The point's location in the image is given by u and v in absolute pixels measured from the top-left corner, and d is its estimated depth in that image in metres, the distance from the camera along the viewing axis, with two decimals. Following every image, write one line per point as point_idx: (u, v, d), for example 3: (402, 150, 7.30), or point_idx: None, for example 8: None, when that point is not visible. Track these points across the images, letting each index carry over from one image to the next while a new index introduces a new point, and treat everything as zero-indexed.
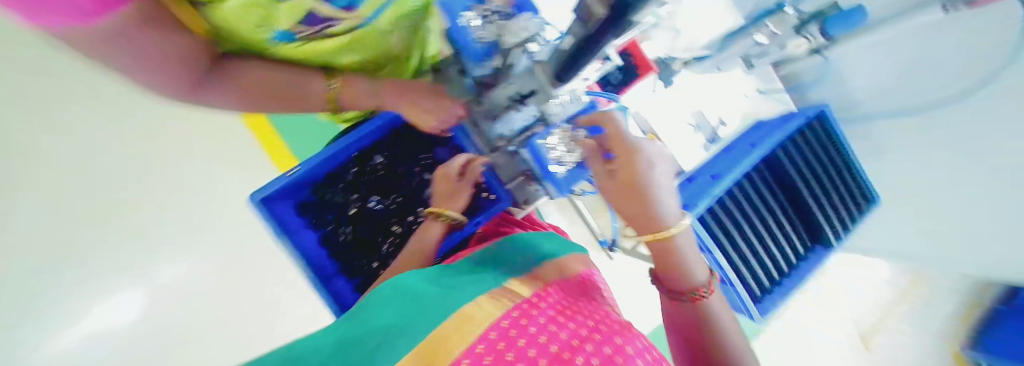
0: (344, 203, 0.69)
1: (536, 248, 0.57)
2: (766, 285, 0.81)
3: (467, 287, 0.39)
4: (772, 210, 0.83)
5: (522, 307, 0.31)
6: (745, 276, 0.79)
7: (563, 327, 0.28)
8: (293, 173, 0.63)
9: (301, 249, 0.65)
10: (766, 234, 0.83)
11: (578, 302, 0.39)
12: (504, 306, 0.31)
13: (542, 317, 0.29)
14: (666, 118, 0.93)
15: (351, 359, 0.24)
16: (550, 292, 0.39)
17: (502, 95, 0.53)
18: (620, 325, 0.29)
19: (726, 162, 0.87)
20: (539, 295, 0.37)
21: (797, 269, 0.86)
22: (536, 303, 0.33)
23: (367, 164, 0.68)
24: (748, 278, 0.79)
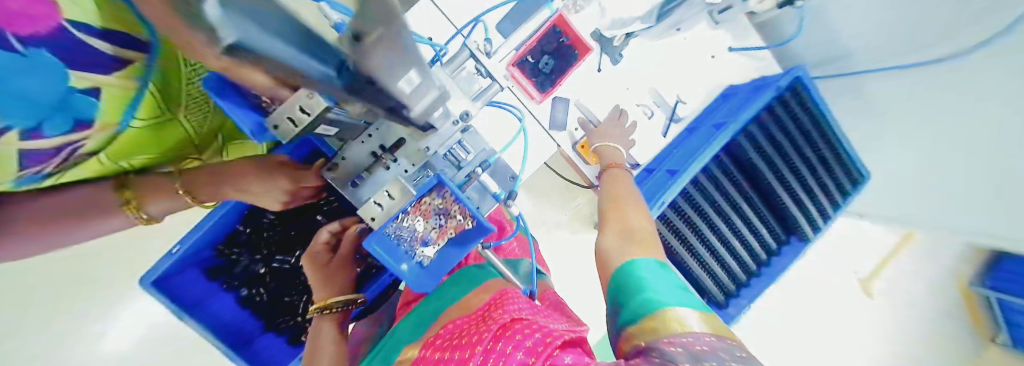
0: (250, 264, 0.65)
1: (469, 272, 0.57)
2: (726, 288, 0.79)
3: None
4: (736, 206, 0.76)
5: None
6: (703, 278, 0.76)
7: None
8: (176, 251, 0.58)
9: (211, 322, 0.63)
10: (728, 232, 0.77)
11: (482, 315, 0.42)
12: None
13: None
14: (611, 102, 0.81)
15: None
16: (455, 320, 0.43)
17: (361, 152, 0.44)
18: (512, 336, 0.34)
19: (682, 156, 0.78)
20: (444, 331, 0.41)
21: (768, 264, 0.81)
22: (437, 350, 0.37)
23: (262, 223, 0.63)
24: (702, 283, 0.77)
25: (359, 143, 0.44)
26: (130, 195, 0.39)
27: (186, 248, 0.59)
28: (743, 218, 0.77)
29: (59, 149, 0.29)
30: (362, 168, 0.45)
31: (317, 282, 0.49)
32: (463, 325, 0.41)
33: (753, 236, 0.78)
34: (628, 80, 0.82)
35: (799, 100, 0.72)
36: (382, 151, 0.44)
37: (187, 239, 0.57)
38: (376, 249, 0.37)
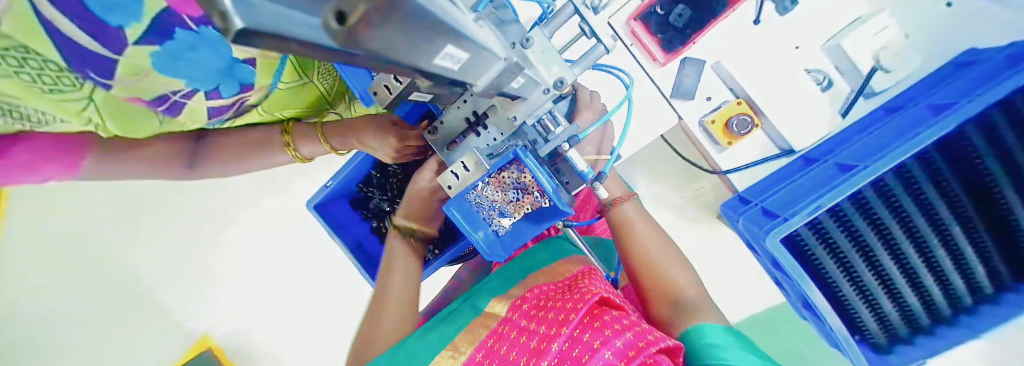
0: (379, 203, 0.79)
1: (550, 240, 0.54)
2: (887, 330, 0.58)
3: (446, 323, 0.42)
4: (941, 230, 0.50)
5: (486, 346, 0.36)
6: (855, 305, 0.57)
7: (528, 337, 0.35)
8: (332, 185, 0.77)
9: (354, 243, 0.80)
10: (920, 263, 0.52)
11: (556, 292, 0.41)
12: (467, 353, 0.36)
13: (504, 347, 0.35)
14: (760, 67, 0.62)
15: None
16: (533, 289, 0.42)
17: (457, 118, 0.45)
18: (581, 344, 0.33)
19: (868, 146, 0.55)
20: (516, 302, 0.40)
21: (974, 314, 0.52)
22: (503, 325, 0.38)
23: (389, 170, 0.76)
24: (850, 318, 0.59)
25: (455, 108, 0.45)
26: (290, 140, 0.49)
27: (337, 183, 0.77)
28: (950, 248, 0.51)
29: (235, 102, 0.39)
30: (456, 133, 0.46)
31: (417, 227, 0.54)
32: (535, 299, 0.40)
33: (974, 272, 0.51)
34: (795, 37, 0.60)
35: None
36: (474, 117, 0.44)
37: (338, 176, 0.74)
38: (454, 212, 0.38)
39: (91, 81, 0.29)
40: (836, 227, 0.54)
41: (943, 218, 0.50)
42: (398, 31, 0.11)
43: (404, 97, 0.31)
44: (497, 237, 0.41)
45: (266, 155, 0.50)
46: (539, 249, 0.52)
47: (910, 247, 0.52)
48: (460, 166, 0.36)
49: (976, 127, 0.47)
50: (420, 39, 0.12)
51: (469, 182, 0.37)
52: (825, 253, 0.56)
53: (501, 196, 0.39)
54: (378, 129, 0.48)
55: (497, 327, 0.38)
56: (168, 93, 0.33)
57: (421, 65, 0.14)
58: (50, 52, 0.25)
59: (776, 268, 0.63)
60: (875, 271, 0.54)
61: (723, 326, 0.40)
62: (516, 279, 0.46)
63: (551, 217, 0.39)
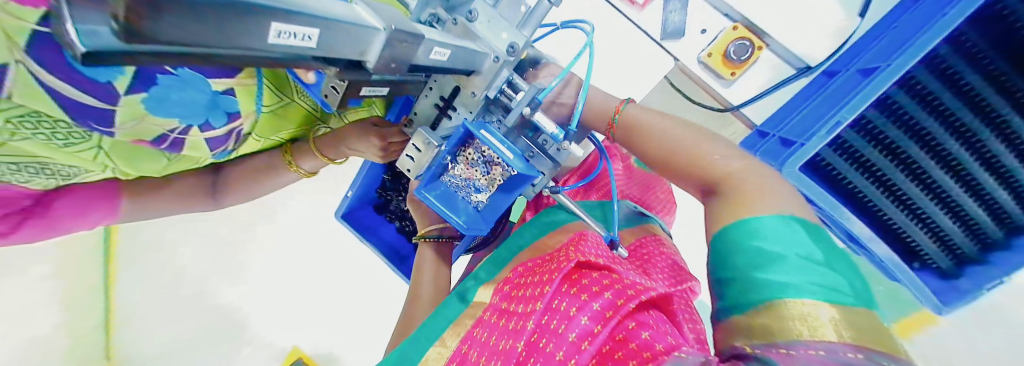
0: (396, 203, 0.84)
1: (543, 219, 0.53)
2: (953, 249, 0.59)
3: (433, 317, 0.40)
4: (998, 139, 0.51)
5: (469, 336, 0.35)
6: (903, 225, 0.61)
7: (508, 317, 0.35)
8: (352, 193, 0.83)
9: (381, 244, 0.86)
10: (975, 170, 0.53)
11: (537, 264, 0.41)
12: (451, 347, 0.35)
13: (482, 333, 0.35)
14: None
15: None
16: (517, 268, 0.42)
17: (427, 106, 0.46)
18: (554, 314, 0.33)
19: (891, 44, 0.53)
20: (498, 286, 0.40)
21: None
22: (484, 311, 0.37)
23: (399, 170, 0.80)
24: (908, 239, 0.61)
25: (423, 97, 0.46)
26: (291, 160, 0.53)
27: (356, 191, 0.82)
28: (1014, 147, 0.50)
29: (230, 133, 0.44)
30: (430, 120, 0.47)
31: (421, 217, 0.55)
32: (514, 279, 0.40)
33: None
34: None
35: None
36: (442, 102, 0.45)
37: (354, 184, 0.80)
38: (427, 197, 0.39)
39: (96, 131, 0.34)
40: (871, 151, 0.57)
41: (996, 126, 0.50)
42: (193, 19, 0.12)
43: (351, 94, 0.33)
44: (477, 212, 0.42)
45: (271, 175, 0.54)
46: (527, 234, 0.51)
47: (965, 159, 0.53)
48: (412, 149, 0.36)
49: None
50: (226, 22, 0.13)
51: (425, 163, 0.37)
52: (865, 176, 0.59)
53: (471, 172, 0.40)
54: (361, 132, 0.50)
55: (478, 314, 0.38)
56: (165, 132, 0.38)
57: (265, 47, 0.16)
58: (57, 113, 0.30)
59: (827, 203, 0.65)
60: (924, 188, 0.57)
61: (802, 221, 0.28)
62: (503, 266, 0.46)
63: (524, 179, 0.39)
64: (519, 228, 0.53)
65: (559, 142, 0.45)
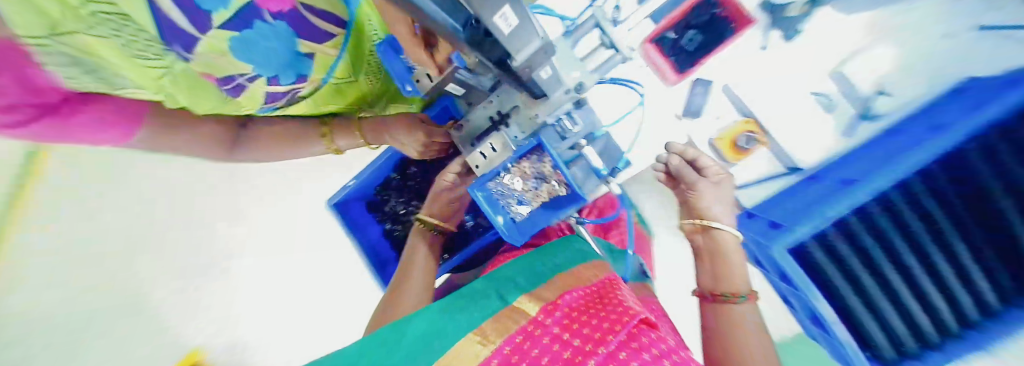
0: (395, 205, 0.82)
1: (570, 253, 0.61)
2: (903, 344, 0.58)
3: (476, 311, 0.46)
4: (956, 247, 0.52)
5: (514, 342, 0.39)
6: (862, 319, 0.59)
7: (562, 347, 0.38)
8: (353, 184, 0.79)
9: (366, 243, 0.81)
10: (927, 274, 0.54)
11: (586, 308, 0.45)
12: (496, 343, 0.39)
13: (529, 350, 0.38)
14: (767, 88, 0.66)
15: None
16: (564, 297, 0.47)
17: (482, 117, 0.49)
18: (605, 355, 0.36)
19: (870, 163, 0.58)
20: (547, 306, 0.45)
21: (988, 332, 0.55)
22: (532, 329, 0.41)
23: (409, 172, 0.79)
24: (867, 334, 0.59)
25: (480, 108, 0.48)
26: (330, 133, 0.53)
27: (358, 182, 0.79)
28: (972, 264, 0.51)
29: (289, 92, 0.43)
30: (481, 131, 0.50)
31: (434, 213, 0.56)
32: (564, 311, 0.44)
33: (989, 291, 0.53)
34: (799, 63, 0.65)
35: None
36: (498, 116, 0.48)
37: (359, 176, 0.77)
38: (478, 195, 0.40)
39: (173, 53, 0.32)
40: (845, 243, 0.56)
41: (960, 232, 0.51)
42: None
43: None
44: (514, 223, 0.44)
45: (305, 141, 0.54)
46: (554, 263, 0.58)
47: (928, 262, 0.53)
48: (489, 147, 0.40)
49: (978, 148, 0.48)
50: None
51: (495, 162, 0.41)
52: (835, 267, 0.57)
53: (523, 182, 0.42)
54: (408, 125, 0.51)
55: (527, 326, 0.41)
56: (236, 75, 0.37)
57: (479, 19, 0.17)
58: (147, 27, 0.29)
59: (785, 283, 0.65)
60: (887, 283, 0.56)
61: None
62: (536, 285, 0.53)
63: (570, 200, 0.40)
64: (543, 251, 0.62)
65: (599, 178, 0.50)
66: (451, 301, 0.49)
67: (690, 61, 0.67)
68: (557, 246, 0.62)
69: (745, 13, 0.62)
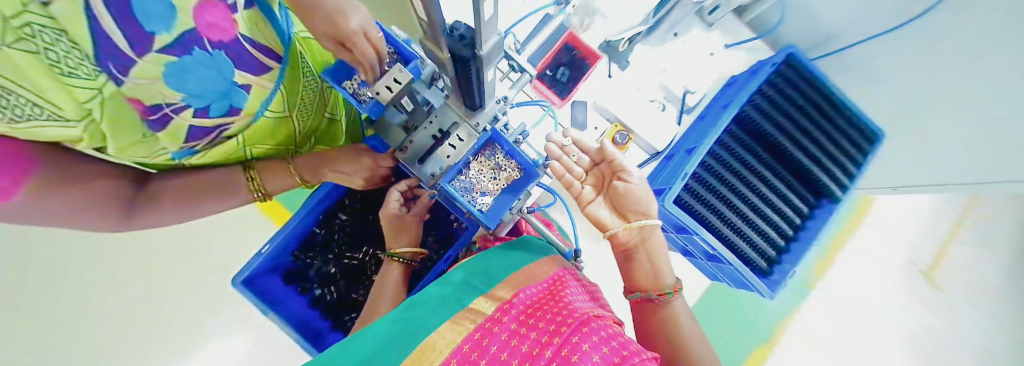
0: (322, 265, 0.72)
1: (516, 251, 0.66)
2: (768, 255, 0.76)
3: (437, 314, 0.50)
4: (762, 174, 0.78)
5: (474, 338, 0.44)
6: (741, 247, 0.76)
7: (520, 343, 0.42)
8: (264, 250, 0.66)
9: (291, 318, 0.68)
10: (757, 199, 0.77)
11: (541, 304, 0.51)
12: (460, 340, 0.43)
13: (488, 351, 0.41)
14: (623, 98, 0.90)
15: None
16: (517, 296, 0.52)
17: (425, 136, 0.56)
18: (554, 340, 0.42)
19: (696, 135, 0.83)
20: (502, 307, 0.50)
21: (805, 227, 0.78)
22: (490, 324, 0.46)
23: (336, 222, 0.71)
24: (747, 255, 0.76)
25: (422, 129, 0.56)
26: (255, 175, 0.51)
27: (273, 248, 0.67)
28: (773, 183, 0.77)
29: (216, 128, 0.43)
30: (425, 148, 0.56)
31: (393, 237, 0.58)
32: (518, 309, 0.49)
33: (791, 200, 0.78)
34: (636, 81, 0.92)
35: (799, 69, 0.79)
36: (441, 133, 0.56)
37: (274, 239, 0.66)
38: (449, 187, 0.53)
39: (105, 75, 0.31)
40: (703, 186, 0.76)
41: (759, 164, 0.78)
42: None
43: None
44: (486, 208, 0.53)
45: (229, 192, 0.51)
46: (503, 261, 0.63)
47: (754, 188, 0.77)
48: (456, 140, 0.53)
49: (754, 109, 0.78)
50: None
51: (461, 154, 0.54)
52: (706, 208, 0.75)
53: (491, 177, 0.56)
54: (354, 156, 0.54)
55: (486, 323, 0.46)
56: (164, 105, 0.36)
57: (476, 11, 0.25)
58: (86, 45, 0.28)
59: (683, 236, 0.82)
60: (739, 209, 0.77)
61: None
62: (493, 283, 0.57)
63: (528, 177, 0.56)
64: (485, 255, 0.65)
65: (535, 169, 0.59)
66: (406, 309, 0.53)
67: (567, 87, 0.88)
68: (501, 245, 0.68)
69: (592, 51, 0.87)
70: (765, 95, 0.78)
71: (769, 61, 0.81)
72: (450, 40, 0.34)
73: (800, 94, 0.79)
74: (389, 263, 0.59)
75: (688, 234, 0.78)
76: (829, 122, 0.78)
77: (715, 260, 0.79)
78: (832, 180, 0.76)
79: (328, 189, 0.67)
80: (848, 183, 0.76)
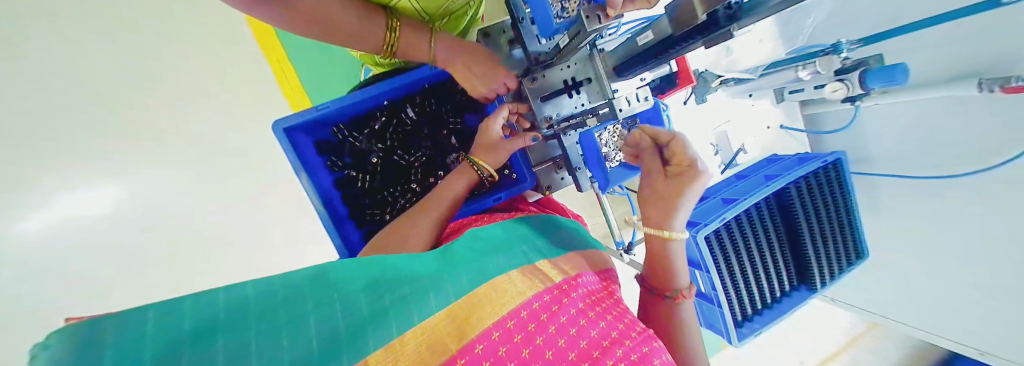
0: (366, 149, 0.68)
1: (571, 232, 0.65)
2: (748, 311, 0.86)
3: (500, 257, 0.48)
4: (772, 245, 0.87)
5: (544, 300, 0.40)
6: (733, 297, 0.83)
7: (589, 325, 0.38)
8: (320, 108, 0.61)
9: (317, 187, 0.63)
10: (761, 263, 0.86)
11: (601, 293, 0.47)
12: (529, 296, 0.40)
13: (555, 319, 0.38)
14: (691, 131, 0.99)
15: (381, 303, 0.34)
16: (580, 277, 0.48)
17: (557, 79, 0.54)
18: (624, 340, 0.38)
19: (735, 190, 0.90)
20: (568, 282, 0.45)
21: (779, 301, 0.90)
22: (559, 295, 0.42)
23: (399, 114, 0.68)
24: (735, 305, 0.84)
25: (559, 70, 0.53)
26: (395, 41, 0.52)
27: (329, 110, 0.61)
28: (776, 257, 0.87)
29: None
30: (552, 90, 0.54)
31: (482, 150, 0.60)
32: (585, 290, 0.45)
33: (781, 275, 0.89)
34: (703, 119, 0.99)
35: (840, 175, 0.85)
36: (571, 82, 0.54)
37: (337, 101, 0.61)
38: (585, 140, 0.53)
39: None
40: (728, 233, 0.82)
41: (774, 236, 0.87)
42: None
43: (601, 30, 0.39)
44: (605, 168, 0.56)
45: (364, 36, 0.49)
46: (562, 238, 0.61)
47: (762, 253, 0.86)
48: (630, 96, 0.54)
49: (797, 191, 0.85)
50: None
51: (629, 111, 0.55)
52: (723, 255, 0.81)
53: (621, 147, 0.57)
54: (490, 65, 0.56)
55: (554, 290, 0.42)
56: None
57: None
58: None
59: (687, 268, 0.89)
60: (744, 266, 0.85)
61: None
62: (558, 253, 0.54)
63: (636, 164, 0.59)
64: (538, 221, 0.64)
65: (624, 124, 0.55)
66: (463, 240, 0.51)
67: (664, 85, 0.85)
68: (554, 216, 0.68)
69: (688, 74, 0.82)
70: (806, 182, 0.85)
71: (821, 156, 0.88)
72: (718, 8, 0.32)
73: (829, 191, 0.86)
74: (465, 168, 0.60)
75: (695, 269, 0.85)
76: (841, 227, 0.87)
77: (705, 298, 0.87)
78: (820, 273, 0.87)
79: (414, 78, 0.64)
80: (829, 282, 0.88)
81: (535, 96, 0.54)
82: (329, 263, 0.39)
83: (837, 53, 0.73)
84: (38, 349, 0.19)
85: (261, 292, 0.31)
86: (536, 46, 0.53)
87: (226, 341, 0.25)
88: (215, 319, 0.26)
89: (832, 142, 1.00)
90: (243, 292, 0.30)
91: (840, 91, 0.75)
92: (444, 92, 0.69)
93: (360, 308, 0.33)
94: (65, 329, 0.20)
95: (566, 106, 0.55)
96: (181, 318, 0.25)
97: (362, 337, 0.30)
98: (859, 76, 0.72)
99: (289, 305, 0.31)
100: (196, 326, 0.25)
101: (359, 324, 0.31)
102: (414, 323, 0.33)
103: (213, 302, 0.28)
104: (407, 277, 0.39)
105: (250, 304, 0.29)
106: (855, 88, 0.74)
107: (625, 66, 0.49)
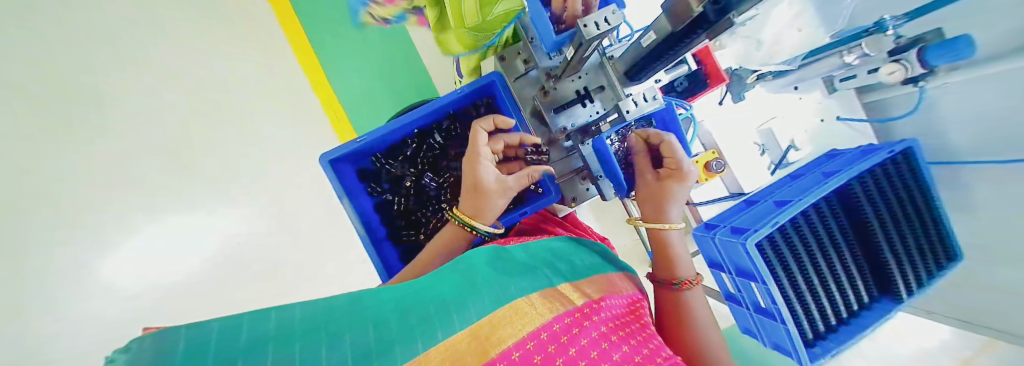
0: (399, 174, 0.74)
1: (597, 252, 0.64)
2: (818, 327, 0.75)
3: (524, 280, 0.46)
4: (836, 251, 0.77)
5: (564, 322, 0.39)
6: (799, 311, 0.73)
7: (610, 348, 0.37)
8: (361, 139, 0.68)
9: (358, 211, 0.69)
10: (829, 273, 0.75)
11: (626, 316, 0.45)
12: (548, 317, 0.39)
13: (575, 341, 0.37)
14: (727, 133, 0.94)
15: (410, 319, 0.34)
16: (603, 301, 0.46)
17: (569, 90, 0.56)
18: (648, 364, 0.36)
19: (789, 192, 0.80)
20: (590, 305, 0.44)
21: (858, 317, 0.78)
22: (580, 318, 0.40)
23: (428, 139, 0.74)
24: (802, 320, 0.73)
25: (569, 82, 0.55)
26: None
27: (367, 140, 0.68)
28: (845, 265, 0.76)
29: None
30: (565, 102, 0.56)
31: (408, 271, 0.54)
32: (608, 314, 0.43)
33: (855, 286, 0.77)
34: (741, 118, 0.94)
35: (912, 165, 0.74)
36: (584, 91, 0.55)
37: (372, 131, 0.67)
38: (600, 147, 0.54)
39: None
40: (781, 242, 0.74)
41: (837, 241, 0.76)
42: None
43: (600, 38, 0.40)
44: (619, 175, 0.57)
45: None
46: (591, 261, 0.59)
47: (829, 259, 0.75)
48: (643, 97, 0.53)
49: (862, 188, 0.75)
50: None
51: (645, 109, 0.51)
52: (779, 265, 0.73)
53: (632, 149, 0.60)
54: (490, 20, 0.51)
55: (575, 312, 0.41)
56: None
57: None
58: None
59: (743, 281, 0.80)
60: (808, 278, 0.74)
61: None
62: (583, 275, 0.52)
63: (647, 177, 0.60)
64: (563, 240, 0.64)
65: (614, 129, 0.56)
66: (490, 258, 0.51)
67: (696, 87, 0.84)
68: (580, 239, 0.66)
69: (719, 71, 0.78)
70: (871, 178, 0.75)
71: (887, 147, 0.77)
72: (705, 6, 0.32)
73: (900, 186, 0.75)
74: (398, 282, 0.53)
75: (749, 281, 0.77)
76: (925, 226, 0.74)
77: (766, 314, 0.77)
78: (906, 283, 0.74)
79: (438, 105, 0.69)
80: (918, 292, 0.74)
81: (548, 109, 0.57)
82: (362, 288, 0.38)
83: (883, 30, 0.68)
84: (112, 355, 0.20)
85: (309, 310, 0.31)
86: (546, 62, 0.55)
87: (277, 351, 0.26)
88: (266, 335, 0.27)
89: (901, 130, 0.88)
90: (293, 307, 0.30)
91: (897, 72, 0.66)
92: (466, 116, 0.73)
93: (393, 326, 0.32)
94: (137, 341, 0.21)
95: (578, 117, 0.57)
96: (237, 332, 0.25)
97: (389, 352, 0.29)
98: (919, 53, 0.64)
99: (331, 322, 0.31)
100: (250, 340, 0.25)
101: (391, 339, 0.31)
102: (440, 337, 0.32)
103: (264, 319, 0.28)
104: (437, 296, 0.39)
105: (296, 321, 0.29)
106: (914, 67, 0.65)
107: (634, 70, 0.49)
